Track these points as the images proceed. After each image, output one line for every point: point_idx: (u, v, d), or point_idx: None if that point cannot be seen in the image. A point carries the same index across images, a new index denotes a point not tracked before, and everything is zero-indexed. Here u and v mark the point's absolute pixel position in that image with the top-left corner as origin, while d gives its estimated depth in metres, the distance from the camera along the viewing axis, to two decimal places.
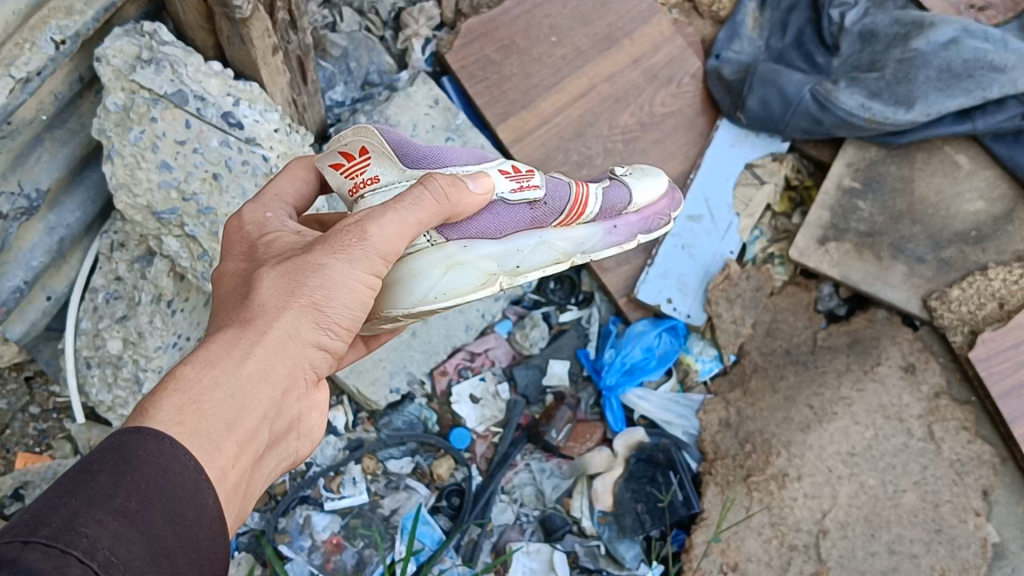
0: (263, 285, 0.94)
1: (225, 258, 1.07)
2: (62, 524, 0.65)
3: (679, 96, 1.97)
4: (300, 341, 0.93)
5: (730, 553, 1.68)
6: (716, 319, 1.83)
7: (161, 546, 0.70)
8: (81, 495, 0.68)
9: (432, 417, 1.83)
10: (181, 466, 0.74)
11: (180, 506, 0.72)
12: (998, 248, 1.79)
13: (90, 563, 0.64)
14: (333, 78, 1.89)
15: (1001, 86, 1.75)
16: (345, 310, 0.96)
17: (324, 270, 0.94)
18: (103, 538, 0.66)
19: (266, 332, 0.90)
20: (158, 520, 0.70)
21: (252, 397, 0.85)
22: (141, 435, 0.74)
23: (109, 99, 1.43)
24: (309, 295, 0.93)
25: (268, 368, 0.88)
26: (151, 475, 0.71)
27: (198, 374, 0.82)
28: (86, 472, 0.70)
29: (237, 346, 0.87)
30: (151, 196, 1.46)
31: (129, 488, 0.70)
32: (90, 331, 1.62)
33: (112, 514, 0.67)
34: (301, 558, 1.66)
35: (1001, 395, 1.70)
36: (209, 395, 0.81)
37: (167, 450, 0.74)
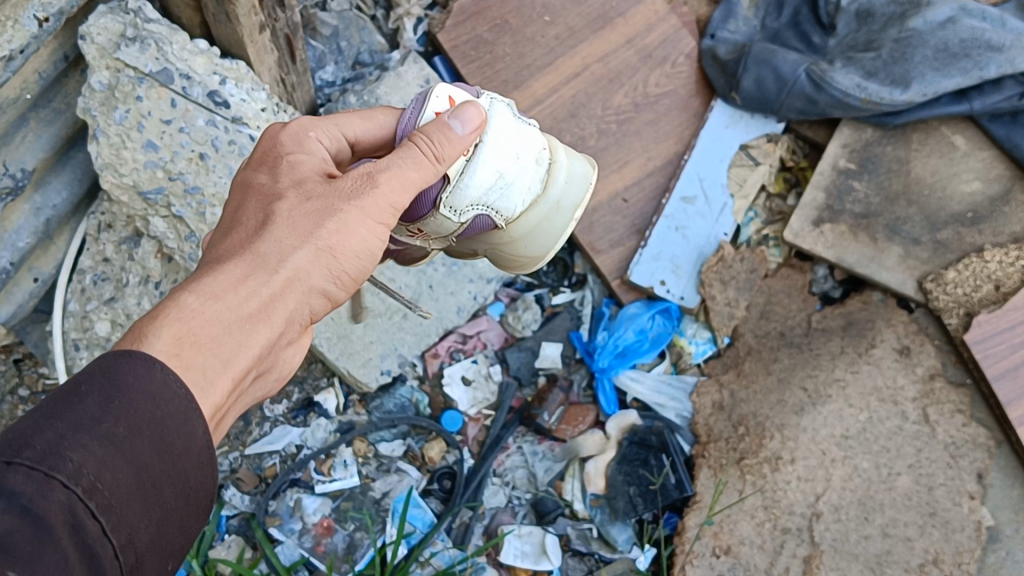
0: (279, 219, 0.95)
1: (247, 168, 1.04)
2: (47, 448, 0.71)
3: (673, 76, 1.94)
4: (305, 284, 0.94)
5: (723, 536, 1.69)
6: (710, 301, 1.82)
7: (146, 475, 0.76)
8: (68, 418, 0.73)
9: (423, 400, 1.81)
10: (171, 393, 0.78)
11: (169, 437, 0.77)
12: (995, 229, 1.78)
13: (74, 489, 0.71)
14: (323, 58, 1.87)
15: (998, 65, 1.73)
16: (356, 261, 0.98)
17: (340, 216, 0.96)
18: (88, 463, 0.72)
19: (276, 273, 0.92)
20: (145, 448, 0.76)
21: (248, 336, 0.87)
22: (132, 359, 0.78)
23: (93, 77, 1.41)
24: (324, 239, 0.95)
25: (269, 307, 0.90)
26: (140, 403, 0.76)
27: (201, 306, 0.85)
28: (74, 394, 0.75)
29: (246, 283, 0.90)
30: (137, 176, 1.45)
31: (117, 415, 0.75)
32: (78, 313, 1.59)
33: (99, 439, 0.73)
34: (292, 541, 1.66)
35: (996, 377, 1.69)
36: (208, 328, 0.84)
37: (158, 377, 0.78)
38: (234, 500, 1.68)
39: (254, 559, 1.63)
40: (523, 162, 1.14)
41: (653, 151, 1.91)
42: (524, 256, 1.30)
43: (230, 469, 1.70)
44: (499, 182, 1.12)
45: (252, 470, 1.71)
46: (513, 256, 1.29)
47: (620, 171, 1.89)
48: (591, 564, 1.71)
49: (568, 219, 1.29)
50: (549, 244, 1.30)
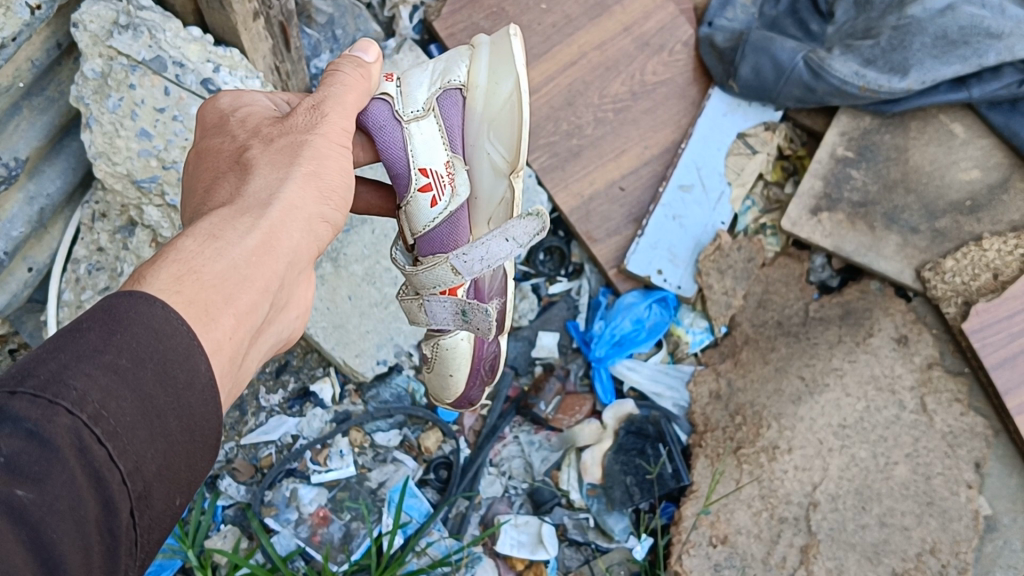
0: (257, 165, 0.91)
1: (197, 136, 1.03)
2: (50, 376, 0.63)
3: (671, 64, 1.92)
4: (304, 214, 0.89)
5: (720, 525, 1.69)
6: (707, 290, 1.81)
7: (153, 406, 0.67)
8: (72, 349, 0.65)
9: (420, 390, 1.79)
10: (175, 329, 0.69)
11: (174, 370, 0.68)
12: (993, 218, 1.77)
13: (79, 416, 0.63)
14: (319, 46, 1.84)
15: (998, 53, 1.71)
16: (339, 182, 0.95)
17: (310, 144, 0.94)
18: (92, 392, 0.64)
19: (270, 205, 0.86)
20: (149, 379, 0.67)
21: (257, 270, 0.80)
22: (132, 297, 0.69)
23: (86, 65, 1.39)
24: (303, 167, 0.91)
25: (272, 239, 0.83)
26: (143, 336, 0.67)
27: (201, 246, 0.78)
28: (76, 330, 0.66)
29: (242, 220, 0.83)
30: (131, 164, 1.45)
31: (120, 346, 0.66)
32: (73, 303, 1.58)
33: (104, 369, 0.65)
34: (288, 531, 1.66)
35: (994, 366, 1.68)
36: (211, 265, 0.76)
37: (161, 315, 0.69)
38: (230, 490, 1.68)
39: (250, 549, 1.63)
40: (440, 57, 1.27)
41: (650, 140, 1.90)
42: (516, 103, 1.22)
43: (226, 459, 1.70)
44: (428, 75, 1.24)
45: (247, 460, 1.71)
46: (512, 118, 1.23)
47: (617, 160, 1.88)
48: (588, 553, 1.72)
49: (513, 37, 1.24)
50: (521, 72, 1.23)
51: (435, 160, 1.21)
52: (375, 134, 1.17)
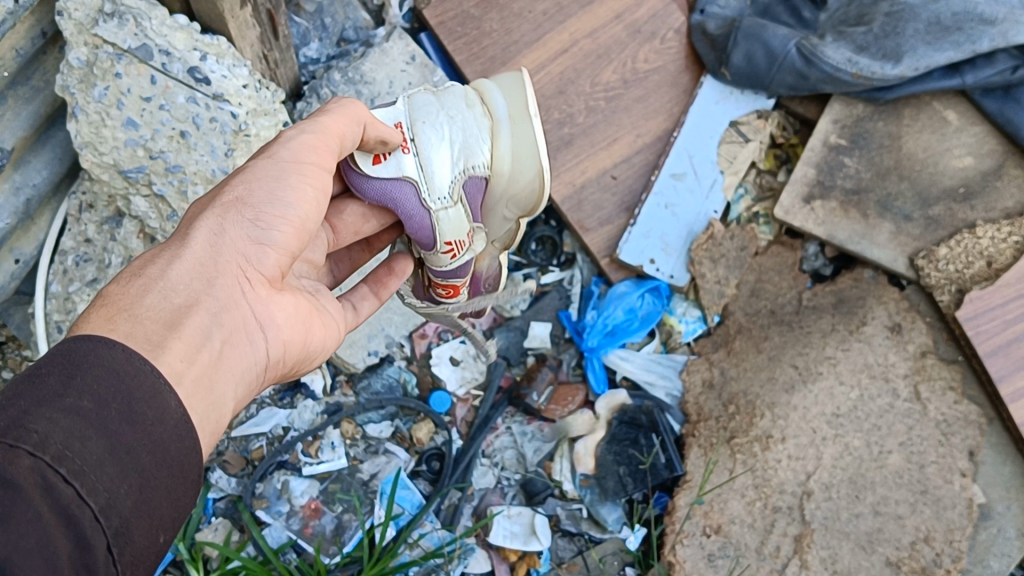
0: (192, 205, 0.94)
1: None
2: (11, 420, 0.65)
3: (663, 51, 1.91)
4: (234, 240, 0.89)
5: (713, 515, 1.68)
6: (699, 280, 1.80)
7: (120, 442, 0.69)
8: (31, 395, 0.67)
9: (411, 380, 1.78)
10: (137, 369, 0.72)
11: (140, 407, 0.71)
12: (987, 205, 1.76)
13: (41, 456, 0.64)
14: (308, 34, 1.83)
15: (991, 39, 1.69)
16: (290, 203, 0.94)
17: (249, 169, 0.94)
18: (54, 433, 0.66)
19: (193, 236, 0.87)
20: (114, 419, 0.69)
21: (188, 299, 0.83)
22: (91, 341, 0.72)
23: (72, 53, 1.38)
24: (230, 193, 0.92)
25: (201, 269, 0.86)
26: (104, 378, 0.70)
27: (124, 287, 0.80)
28: (35, 375, 0.69)
29: (166, 253, 0.85)
30: (117, 154, 1.43)
31: (81, 389, 0.69)
32: (60, 295, 1.56)
33: (65, 412, 0.67)
34: (279, 523, 1.64)
35: (988, 353, 1.68)
36: (137, 303, 0.79)
37: (120, 356, 0.72)
38: (221, 482, 1.66)
39: (241, 542, 1.61)
40: (455, 119, 1.19)
41: (642, 128, 1.89)
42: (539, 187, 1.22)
43: (216, 451, 1.68)
44: (449, 148, 1.17)
45: (238, 452, 1.69)
46: (531, 196, 1.24)
47: (609, 148, 1.87)
48: (581, 544, 1.71)
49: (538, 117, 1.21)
50: (544, 160, 1.21)
51: (461, 232, 1.20)
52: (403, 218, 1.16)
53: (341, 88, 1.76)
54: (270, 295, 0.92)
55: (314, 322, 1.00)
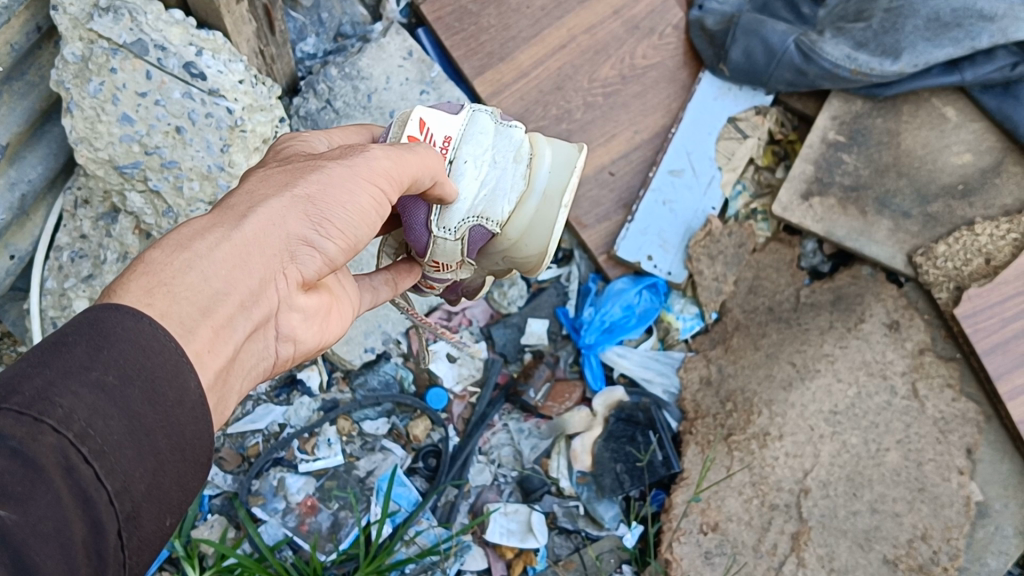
0: (255, 181, 0.89)
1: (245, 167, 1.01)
2: (36, 393, 0.63)
3: (661, 47, 1.91)
4: (283, 237, 0.84)
5: (710, 513, 1.68)
6: (698, 276, 1.80)
7: (141, 424, 0.67)
8: (57, 364, 0.65)
9: (408, 377, 1.78)
10: (162, 345, 0.69)
11: (162, 387, 0.68)
12: (986, 202, 1.76)
13: (65, 434, 0.63)
14: (304, 29, 1.82)
15: (990, 36, 1.67)
16: (345, 217, 0.90)
17: (322, 171, 0.90)
18: (79, 410, 0.64)
19: (248, 218, 0.82)
20: (136, 398, 0.67)
21: (229, 282, 0.78)
22: (118, 312, 0.68)
23: (67, 48, 1.37)
24: (300, 189, 0.87)
25: (244, 255, 0.80)
26: (130, 353, 0.67)
27: (169, 257, 0.75)
28: (61, 343, 0.66)
29: (215, 230, 0.80)
30: (113, 150, 1.41)
31: (107, 363, 0.66)
32: (56, 291, 1.55)
33: (90, 387, 0.65)
34: (275, 521, 1.64)
35: (986, 351, 1.67)
36: (180, 278, 0.74)
37: (147, 330, 0.69)
38: (217, 479, 1.66)
39: (237, 538, 1.61)
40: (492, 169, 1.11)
41: (640, 124, 1.88)
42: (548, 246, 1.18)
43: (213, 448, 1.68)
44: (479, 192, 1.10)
45: (234, 449, 1.69)
46: (537, 252, 1.18)
47: (607, 144, 1.87)
48: (577, 541, 1.71)
49: (563, 212, 1.16)
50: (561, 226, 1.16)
51: (451, 257, 1.12)
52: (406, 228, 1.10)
53: (338, 84, 1.75)
54: (295, 303, 0.89)
55: (324, 329, 0.98)
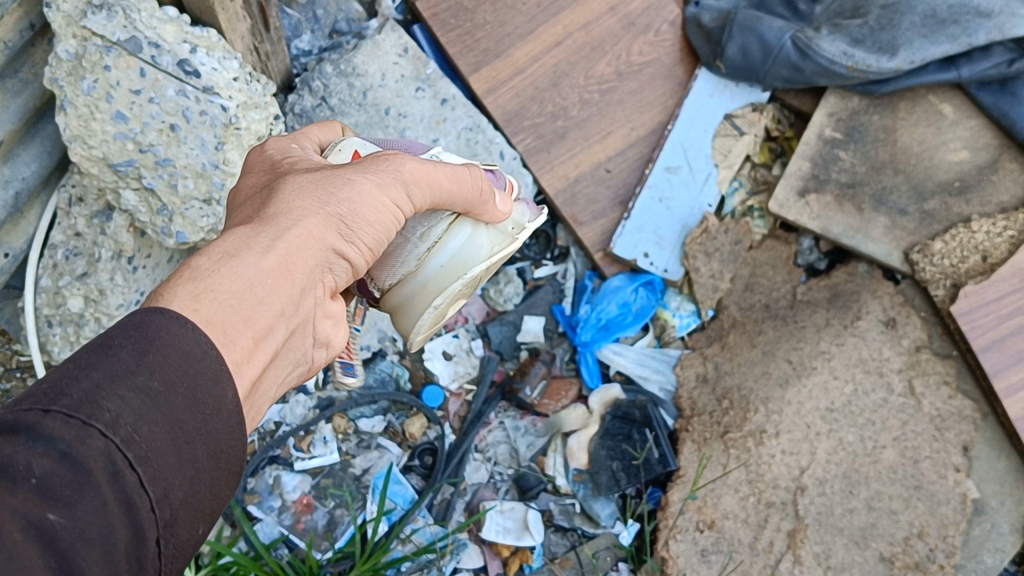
0: (285, 189, 0.82)
1: (243, 176, 0.94)
2: (83, 395, 0.59)
3: (657, 44, 1.90)
4: (325, 247, 0.79)
5: (707, 510, 1.68)
6: (694, 274, 1.79)
7: (182, 432, 0.62)
8: (103, 367, 0.60)
9: (404, 374, 1.77)
10: (203, 352, 0.64)
11: (204, 396, 0.64)
12: (982, 199, 1.76)
13: (112, 439, 0.59)
14: (300, 27, 1.80)
15: (987, 32, 1.67)
16: (368, 230, 0.86)
17: (352, 184, 0.86)
18: (126, 414, 0.60)
19: (289, 229, 0.77)
20: (179, 406, 0.62)
21: (275, 292, 0.72)
22: (164, 317, 0.63)
23: (60, 46, 1.36)
24: (335, 205, 0.82)
25: (290, 265, 0.75)
26: (176, 360, 0.62)
27: (216, 266, 0.69)
28: (106, 346, 0.61)
29: (257, 238, 0.74)
30: (107, 148, 1.41)
31: (153, 368, 0.62)
32: (50, 289, 1.55)
33: (136, 392, 0.60)
34: (271, 519, 1.63)
35: (983, 348, 1.67)
36: (227, 285, 0.68)
37: (192, 338, 0.64)
38: None
39: (232, 537, 1.60)
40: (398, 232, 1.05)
41: (636, 121, 1.88)
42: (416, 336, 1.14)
43: None
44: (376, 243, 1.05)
45: None
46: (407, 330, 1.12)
47: (603, 142, 1.86)
48: (574, 539, 1.71)
49: (430, 313, 1.07)
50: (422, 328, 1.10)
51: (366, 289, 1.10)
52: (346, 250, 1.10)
53: (333, 81, 1.74)
54: (331, 307, 0.83)
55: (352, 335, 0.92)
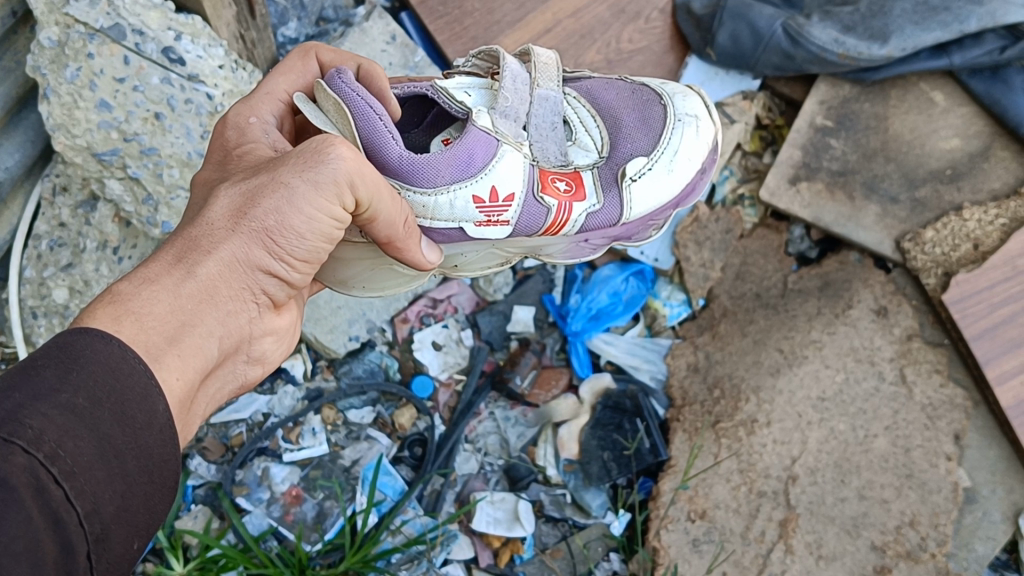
0: (218, 200, 0.89)
1: (205, 162, 1.07)
2: (6, 413, 0.62)
3: (647, 32, 1.88)
4: (247, 268, 0.87)
5: (698, 500, 1.68)
6: (684, 263, 1.82)
7: (111, 447, 0.67)
8: (27, 388, 0.64)
9: (393, 365, 1.77)
10: (132, 368, 0.70)
11: (132, 410, 0.69)
12: (974, 186, 1.74)
13: (35, 455, 0.62)
14: (286, 13, 1.78)
15: (978, 19, 1.66)
16: (304, 240, 0.90)
17: (285, 191, 0.88)
18: (49, 431, 0.63)
19: (209, 253, 0.83)
20: (107, 420, 0.67)
21: (196, 318, 0.80)
22: (87, 335, 0.69)
23: (42, 33, 1.35)
24: (261, 220, 0.87)
25: (211, 291, 0.82)
26: (100, 374, 0.67)
27: (136, 290, 0.77)
28: (30, 367, 0.66)
29: (178, 267, 0.81)
30: (91, 137, 1.39)
31: (77, 385, 0.66)
32: (34, 281, 1.52)
33: (61, 409, 0.64)
34: (259, 511, 1.62)
35: (973, 337, 1.66)
36: (149, 309, 0.75)
37: (116, 352, 0.70)
38: (200, 469, 1.65)
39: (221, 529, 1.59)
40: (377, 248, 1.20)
41: None
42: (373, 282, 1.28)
43: (196, 438, 1.66)
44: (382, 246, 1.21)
45: (218, 439, 1.67)
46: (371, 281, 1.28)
47: None
48: (565, 529, 1.69)
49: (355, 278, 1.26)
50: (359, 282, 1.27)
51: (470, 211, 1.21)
52: (464, 155, 1.16)
53: None
54: (270, 322, 0.96)
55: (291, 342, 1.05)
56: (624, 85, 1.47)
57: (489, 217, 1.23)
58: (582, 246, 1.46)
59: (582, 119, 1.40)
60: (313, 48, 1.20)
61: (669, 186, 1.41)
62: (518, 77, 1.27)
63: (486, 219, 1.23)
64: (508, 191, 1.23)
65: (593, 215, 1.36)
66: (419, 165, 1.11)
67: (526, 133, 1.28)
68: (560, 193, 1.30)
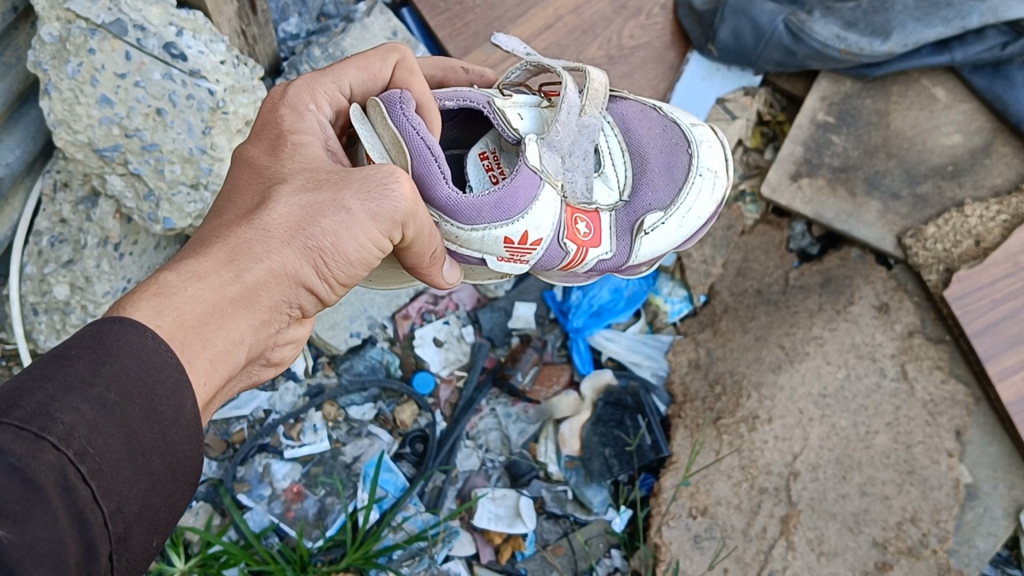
0: (278, 204, 0.89)
1: (252, 137, 1.02)
2: (36, 408, 0.62)
3: (648, 28, 1.88)
4: (291, 279, 0.87)
5: (699, 497, 1.67)
6: (685, 259, 1.83)
7: (138, 444, 0.67)
8: (58, 379, 0.65)
9: (395, 362, 1.77)
10: (163, 361, 0.70)
11: (161, 405, 0.69)
12: (975, 182, 1.74)
13: (65, 452, 0.62)
14: (287, 9, 1.78)
15: (980, 15, 1.68)
16: (347, 265, 0.92)
17: (343, 215, 0.90)
18: (79, 427, 0.64)
19: (259, 261, 0.84)
20: (136, 415, 0.67)
21: (236, 323, 0.80)
22: (122, 325, 0.69)
23: (44, 29, 1.36)
24: (317, 238, 0.89)
25: (253, 296, 0.83)
26: (133, 367, 0.68)
27: (183, 284, 0.77)
28: (63, 356, 0.66)
29: (229, 266, 0.81)
30: (92, 133, 1.39)
31: (109, 378, 0.66)
32: (35, 277, 1.53)
33: (91, 403, 0.65)
34: (261, 508, 1.62)
35: (975, 333, 1.66)
36: (194, 309, 0.76)
37: (150, 345, 0.70)
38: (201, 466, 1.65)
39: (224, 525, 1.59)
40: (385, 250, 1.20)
41: None
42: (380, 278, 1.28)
43: None
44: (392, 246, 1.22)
45: (219, 436, 1.67)
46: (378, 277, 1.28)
47: None
48: (566, 526, 1.69)
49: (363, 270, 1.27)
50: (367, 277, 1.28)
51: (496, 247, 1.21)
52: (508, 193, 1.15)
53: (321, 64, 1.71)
54: (293, 332, 0.96)
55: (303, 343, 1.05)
56: (658, 117, 1.46)
57: (513, 256, 1.24)
58: (577, 273, 1.48)
59: (611, 152, 1.42)
60: (400, 52, 1.13)
61: (675, 238, 1.45)
62: (573, 109, 1.23)
63: (509, 256, 1.23)
64: (537, 236, 1.23)
65: (603, 262, 1.41)
66: (456, 202, 1.11)
67: (562, 168, 1.26)
68: (579, 238, 1.33)
